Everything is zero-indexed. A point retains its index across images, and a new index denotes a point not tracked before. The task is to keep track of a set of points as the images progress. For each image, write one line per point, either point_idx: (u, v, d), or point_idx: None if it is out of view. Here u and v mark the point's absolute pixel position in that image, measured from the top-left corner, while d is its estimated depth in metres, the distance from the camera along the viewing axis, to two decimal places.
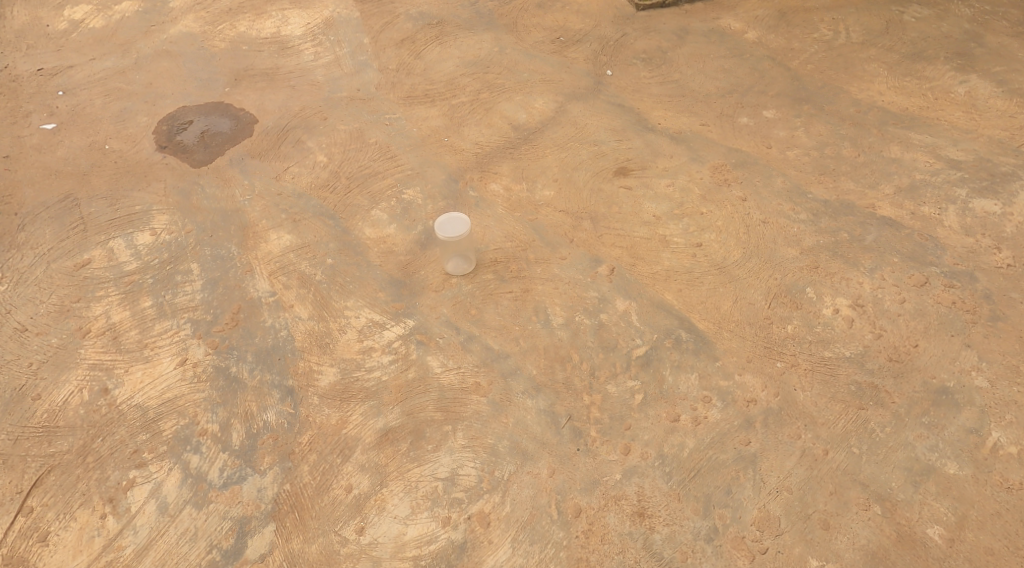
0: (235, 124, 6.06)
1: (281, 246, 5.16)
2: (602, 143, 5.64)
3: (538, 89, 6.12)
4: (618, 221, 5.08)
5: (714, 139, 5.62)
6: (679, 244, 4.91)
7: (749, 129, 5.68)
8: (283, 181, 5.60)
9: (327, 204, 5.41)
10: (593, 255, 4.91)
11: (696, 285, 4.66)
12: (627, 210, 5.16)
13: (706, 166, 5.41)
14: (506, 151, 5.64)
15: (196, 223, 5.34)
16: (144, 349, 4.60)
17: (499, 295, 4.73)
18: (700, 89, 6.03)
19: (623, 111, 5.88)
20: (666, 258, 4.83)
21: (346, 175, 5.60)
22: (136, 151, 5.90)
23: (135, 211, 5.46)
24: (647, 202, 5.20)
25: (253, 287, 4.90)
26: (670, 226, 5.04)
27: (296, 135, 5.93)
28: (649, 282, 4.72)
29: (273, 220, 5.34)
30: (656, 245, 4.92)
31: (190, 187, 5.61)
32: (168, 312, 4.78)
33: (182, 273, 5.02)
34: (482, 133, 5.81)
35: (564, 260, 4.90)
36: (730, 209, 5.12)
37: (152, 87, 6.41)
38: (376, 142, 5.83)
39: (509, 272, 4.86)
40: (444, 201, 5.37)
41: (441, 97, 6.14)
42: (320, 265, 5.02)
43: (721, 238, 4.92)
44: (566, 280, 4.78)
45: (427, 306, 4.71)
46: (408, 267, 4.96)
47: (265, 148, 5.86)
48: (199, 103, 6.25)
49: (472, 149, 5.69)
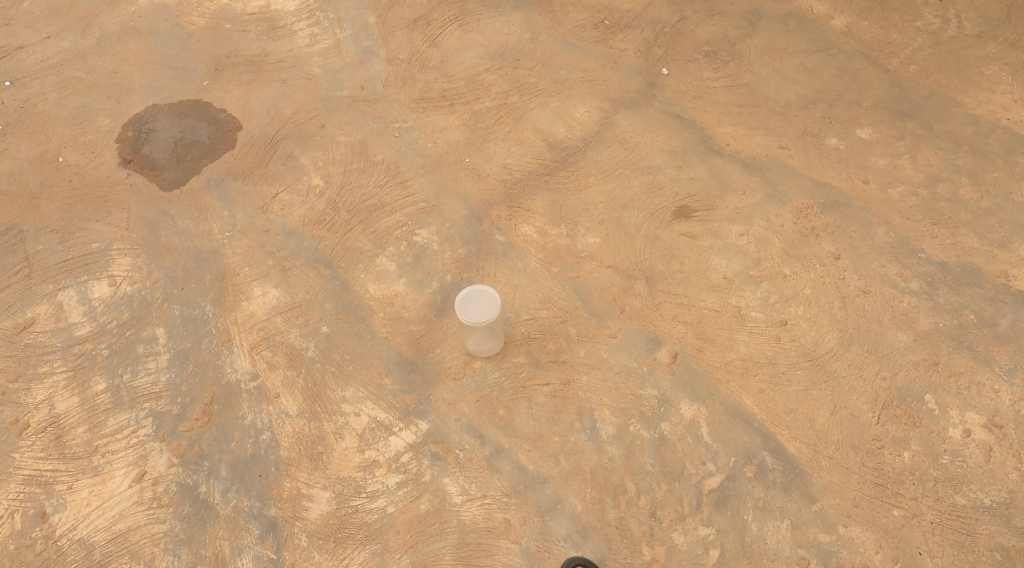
0: (214, 130, 4.99)
1: (266, 307, 4.19)
2: (659, 171, 4.61)
3: (578, 92, 5.03)
4: (680, 284, 4.17)
5: (795, 169, 4.60)
6: (757, 321, 4.00)
7: (840, 156, 4.64)
8: (270, 213, 4.59)
9: (322, 247, 4.42)
10: (650, 333, 4.00)
11: (782, 385, 3.77)
12: (690, 268, 4.23)
13: (787, 209, 4.41)
14: (541, 178, 4.62)
15: (165, 271, 4.33)
16: (93, 457, 3.74)
17: (533, 388, 3.83)
18: (778, 97, 4.93)
19: (683, 126, 4.82)
20: (742, 343, 3.93)
21: (345, 206, 4.59)
22: (95, 166, 4.85)
23: (91, 250, 4.44)
24: (714, 257, 4.26)
25: (230, 366, 3.97)
26: (745, 294, 4.11)
27: (287, 149, 4.88)
28: (722, 376, 3.82)
29: (257, 267, 4.35)
30: (728, 322, 4.01)
31: (158, 218, 4.58)
32: (125, 402, 3.85)
33: (145, 342, 4.07)
34: (511, 152, 4.76)
35: (613, 338, 3.98)
36: (817, 271, 4.17)
37: (116, 76, 5.30)
38: (383, 160, 4.79)
39: (545, 354, 3.94)
40: (464, 247, 4.38)
41: (462, 100, 5.07)
42: (313, 335, 4.07)
43: (810, 314, 3.99)
44: (616, 367, 3.88)
45: (444, 402, 3.80)
46: (420, 345, 4.02)
47: (250, 165, 4.80)
48: (171, 101, 5.16)
49: (499, 174, 4.66)
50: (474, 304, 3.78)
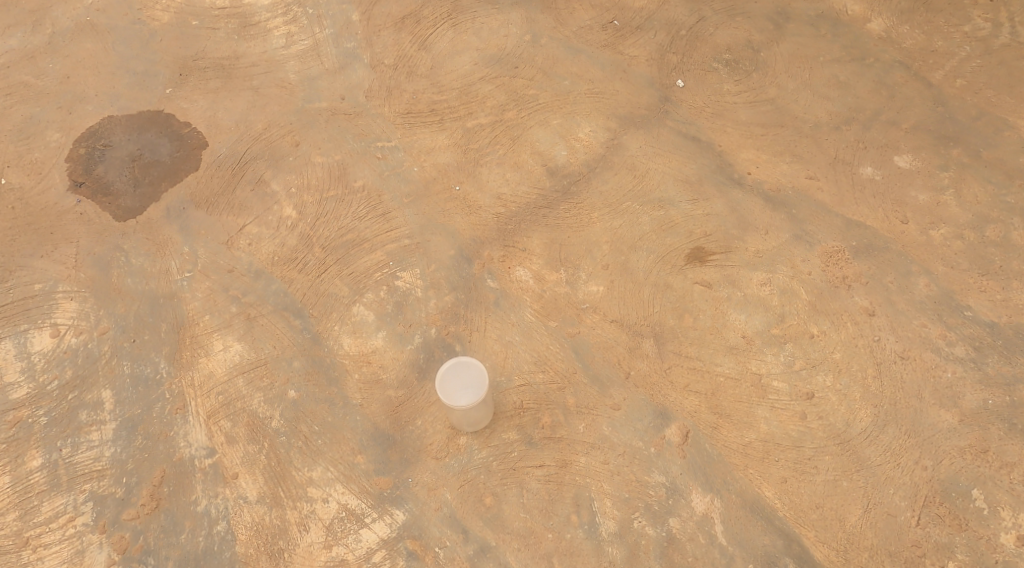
0: (176, 148, 4.31)
1: (226, 366, 3.72)
2: (671, 206, 4.11)
3: (583, 107, 4.46)
4: (693, 344, 3.72)
5: (825, 204, 4.08)
6: (779, 393, 3.59)
7: (875, 189, 4.11)
8: (236, 251, 4.03)
9: (293, 291, 3.92)
10: (659, 404, 3.59)
11: (807, 476, 3.44)
12: (705, 324, 3.76)
13: (816, 253, 3.91)
14: (539, 211, 4.11)
15: (115, 319, 3.84)
16: (24, 551, 3.40)
17: (526, 471, 3.47)
18: (806, 117, 4.37)
19: (699, 150, 4.28)
20: (763, 420, 3.54)
21: (319, 243, 4.05)
22: (42, 190, 4.22)
23: (33, 293, 3.92)
24: (732, 311, 3.79)
25: (183, 438, 3.57)
26: (766, 357, 3.67)
27: (257, 171, 4.25)
28: (741, 461, 3.46)
29: (220, 316, 3.84)
30: (747, 394, 3.59)
31: (110, 255, 4.02)
32: (62, 483, 3.50)
33: (89, 407, 3.65)
34: (506, 179, 4.23)
35: (616, 411, 3.58)
36: (849, 330, 3.71)
37: (69, 81, 4.56)
38: (364, 186, 4.21)
39: (539, 430, 3.55)
40: (451, 294, 3.88)
41: (453, 116, 4.46)
42: (279, 402, 3.63)
43: (839, 385, 3.59)
44: (619, 448, 3.51)
45: (424, 488, 3.45)
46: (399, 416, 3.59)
47: (215, 192, 4.18)
48: (129, 109, 4.45)
49: (494, 207, 4.14)
50: (461, 371, 3.49)
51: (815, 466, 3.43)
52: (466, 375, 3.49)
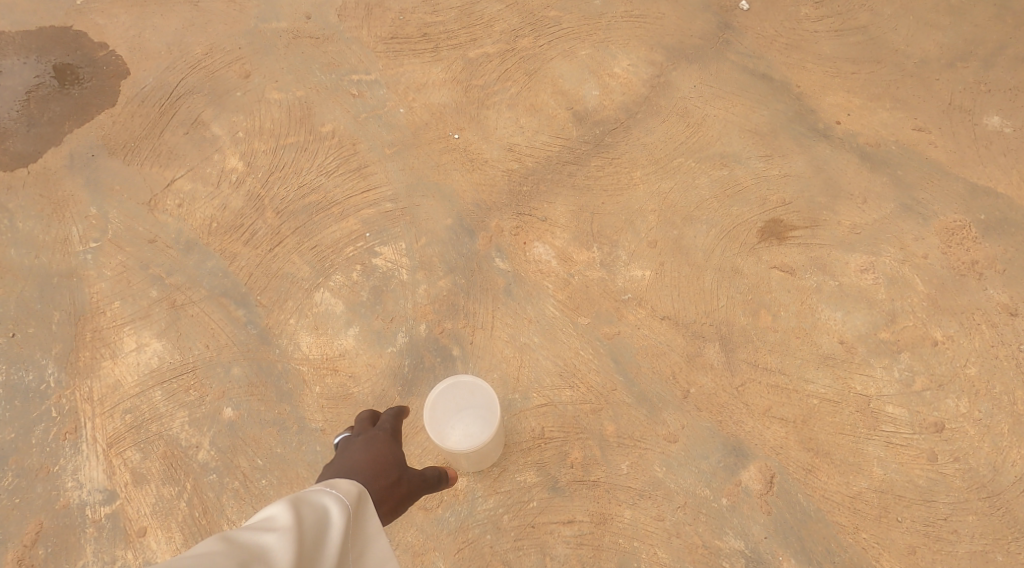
0: (87, 76, 3.23)
1: (138, 372, 2.77)
2: (737, 163, 3.13)
3: (619, 34, 3.43)
4: (776, 350, 2.81)
5: (939, 164, 3.09)
6: (897, 424, 2.71)
7: (1006, 146, 3.12)
8: (160, 213, 2.99)
9: (235, 271, 2.92)
10: (731, 435, 2.72)
11: (943, 545, 2.59)
12: (790, 325, 2.84)
13: (933, 230, 2.96)
14: (563, 168, 3.13)
15: None
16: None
17: (549, 530, 2.65)
18: (910, 52, 3.32)
19: (772, 92, 3.26)
20: (877, 461, 2.67)
21: (271, 205, 3.04)
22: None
23: None
24: (825, 306, 2.86)
25: (72, 475, 2.65)
26: (876, 372, 2.77)
27: (193, 110, 3.20)
28: (850, 520, 2.61)
29: (135, 304, 2.85)
30: (853, 423, 2.72)
31: None
32: None
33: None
34: (520, 126, 3.24)
35: (672, 445, 2.71)
36: (984, 335, 2.82)
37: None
38: (334, 132, 3.19)
39: (567, 470, 2.70)
40: (447, 277, 2.93)
41: (452, 43, 3.42)
42: (210, 425, 2.71)
43: (979, 414, 2.72)
44: (678, 498, 2.66)
45: (408, 552, 2.62)
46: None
47: (136, 135, 3.13)
48: (25, 22, 3.33)
49: (505, 162, 3.15)
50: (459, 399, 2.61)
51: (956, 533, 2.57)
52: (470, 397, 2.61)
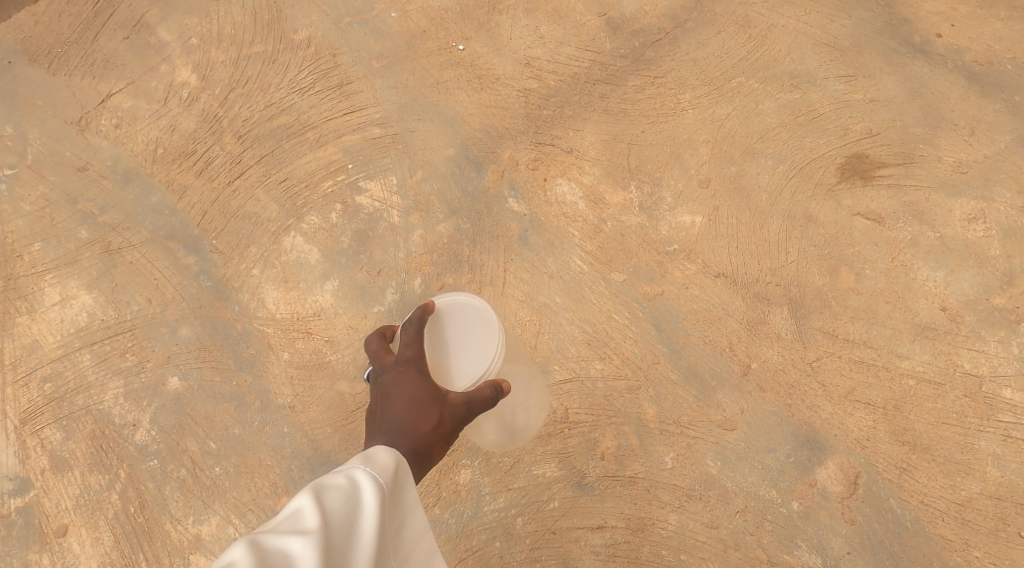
0: None
1: (62, 331, 2.20)
2: (811, 85, 2.58)
3: None
4: (864, 315, 2.25)
5: None
6: (1017, 413, 2.16)
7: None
8: (91, 137, 2.36)
9: (185, 210, 2.31)
10: (803, 426, 2.17)
11: None
12: (881, 285, 2.27)
13: None
14: (593, 88, 2.53)
15: None
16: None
17: (573, 537, 2.12)
18: None
19: None
20: (993, 461, 2.13)
21: (230, 128, 2.40)
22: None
23: None
24: (925, 264, 2.30)
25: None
26: (988, 348, 2.21)
27: (133, 10, 2.51)
28: (956, 534, 2.09)
29: (59, 249, 2.26)
30: (959, 412, 2.16)
31: None
32: None
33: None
34: (540, 35, 2.60)
35: (728, 434, 2.17)
36: None
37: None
38: (308, 41, 2.53)
39: (594, 461, 2.17)
40: (449, 222, 2.34)
41: None
42: (151, 398, 2.17)
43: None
44: (737, 502, 2.13)
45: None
46: (354, 437, 2.14)
47: (63, 37, 2.45)
48: None
49: (521, 78, 2.54)
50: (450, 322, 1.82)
51: None
52: (464, 323, 1.83)
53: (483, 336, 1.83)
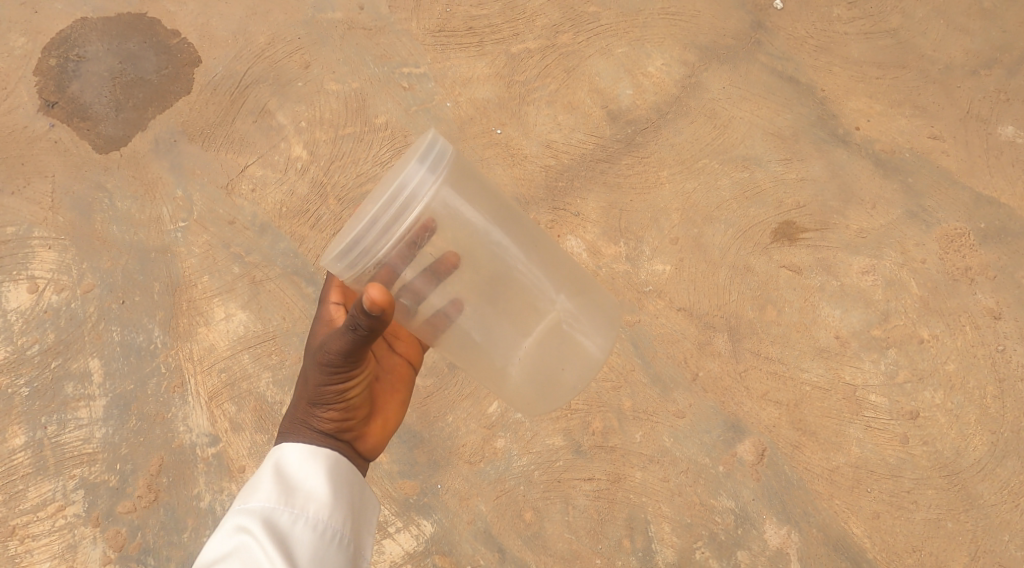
0: (165, 64, 3.41)
1: (233, 335, 3.04)
2: (758, 166, 3.55)
3: (655, 32, 3.74)
4: (778, 342, 3.31)
5: (949, 174, 3.64)
6: (876, 410, 3.27)
7: (1015, 156, 3.69)
8: (237, 197, 3.23)
9: (305, 252, 3.17)
10: (733, 416, 3.19)
11: (901, 511, 3.14)
12: (794, 320, 3.35)
13: (933, 238, 3.52)
14: (596, 165, 3.46)
15: (101, 275, 3.11)
16: (11, 539, 2.84)
17: (572, 485, 3.04)
18: (931, 58, 3.87)
19: (798, 95, 3.71)
20: (856, 441, 3.22)
21: (333, 192, 3.27)
22: (10, 110, 3.33)
23: (5, 240, 3.16)
24: (826, 306, 3.39)
25: (183, 421, 2.95)
26: (864, 365, 3.33)
27: (259, 100, 3.40)
28: (826, 489, 3.15)
29: (222, 277, 3.11)
30: (838, 409, 3.25)
31: (92, 194, 3.22)
32: (49, 467, 2.90)
33: (74, 380, 3.00)
34: (558, 123, 3.53)
35: (680, 420, 3.16)
36: (966, 336, 3.39)
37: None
38: (387, 124, 3.41)
39: (589, 436, 3.10)
40: None
41: (496, 38, 3.65)
42: (289, 385, 2.98)
43: (951, 405, 3.28)
44: (682, 464, 3.11)
45: (454, 497, 3.01)
46: (428, 413, 3.09)
47: (211, 122, 3.34)
48: (108, 11, 3.48)
49: (542, 156, 3.46)
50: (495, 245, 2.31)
51: (916, 503, 3.13)
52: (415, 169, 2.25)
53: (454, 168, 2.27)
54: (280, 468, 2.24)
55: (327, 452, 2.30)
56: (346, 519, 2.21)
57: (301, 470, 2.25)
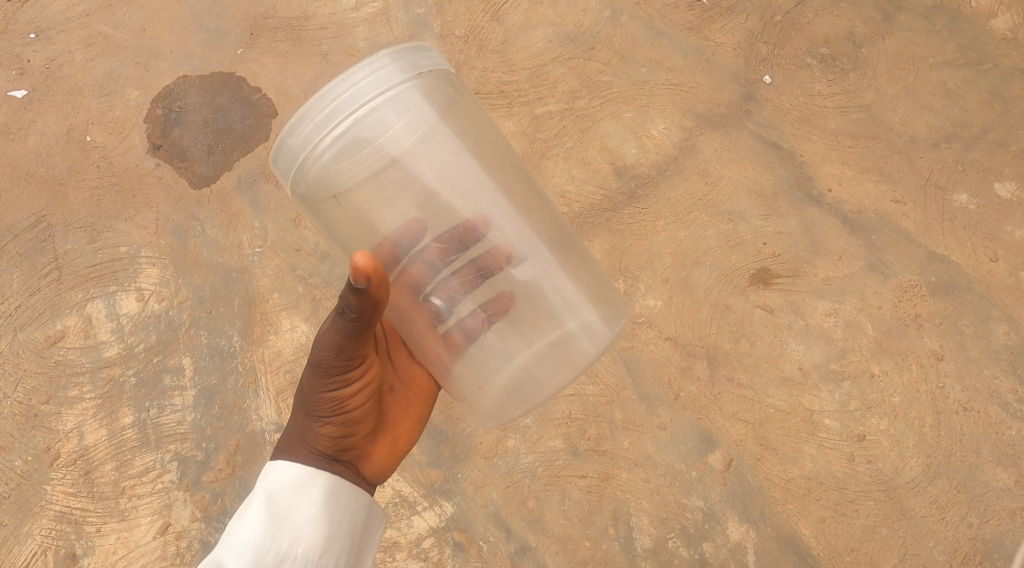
0: (249, 116, 4.09)
1: (296, 344, 3.68)
2: (741, 220, 4.19)
3: (659, 100, 4.39)
4: (747, 372, 3.96)
5: (908, 233, 4.25)
6: (829, 431, 3.93)
7: (966, 220, 4.28)
8: (304, 229, 3.87)
9: None
10: (706, 430, 3.86)
11: (843, 517, 3.82)
12: (763, 352, 4.00)
13: (889, 288, 4.15)
14: (602, 214, 4.11)
15: (193, 288, 3.79)
16: (120, 498, 3.51)
17: (568, 480, 3.70)
18: (899, 130, 4.45)
19: (780, 159, 4.33)
20: (810, 457, 3.89)
21: None
22: (124, 150, 4.04)
23: (118, 256, 3.85)
24: (793, 342, 4.03)
25: (254, 412, 3.60)
26: (821, 393, 3.98)
27: None
28: (781, 495, 3.81)
29: (288, 295, 3.76)
30: (796, 428, 3.92)
31: (187, 221, 3.91)
32: (151, 441, 3.57)
33: (171, 372, 3.67)
34: (572, 176, 4.19)
35: (662, 431, 3.82)
36: (912, 373, 4.03)
37: (145, 35, 4.29)
38: None
39: (585, 440, 3.76)
40: None
41: (522, 100, 4.36)
42: None
43: (894, 431, 3.94)
44: (661, 468, 3.78)
45: (472, 485, 3.66)
46: (452, 416, 3.76)
47: None
48: (204, 72, 4.20)
49: (557, 204, 4.13)
50: (477, 195, 2.73)
51: (856, 510, 3.81)
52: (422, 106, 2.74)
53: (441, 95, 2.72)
54: (273, 502, 2.70)
55: (315, 493, 2.74)
56: (328, 557, 2.69)
57: (293, 506, 2.71)
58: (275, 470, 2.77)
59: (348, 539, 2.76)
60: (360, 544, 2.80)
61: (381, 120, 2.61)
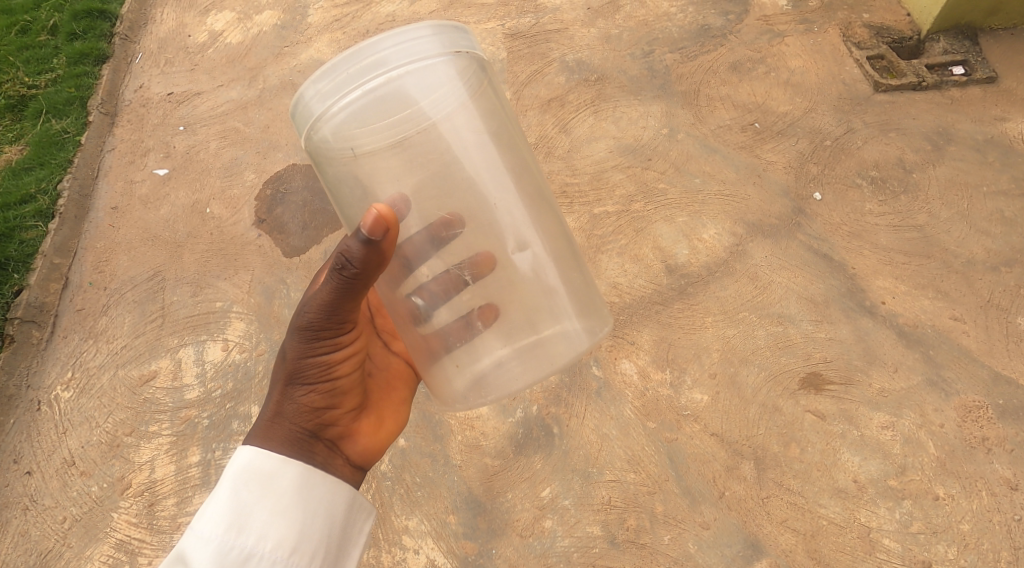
0: None
1: None
2: (791, 323, 4.13)
3: (710, 208, 4.49)
4: (796, 477, 3.78)
5: (968, 351, 4.06)
6: (889, 553, 3.67)
7: None
8: None
9: None
10: (750, 535, 3.69)
11: None
12: (813, 459, 3.82)
13: (951, 406, 3.91)
14: (652, 306, 4.17)
15: (273, 344, 4.18)
16: (174, 534, 3.85)
17: None
18: (955, 250, 4.35)
19: (829, 270, 4.29)
20: None
21: None
22: (234, 222, 4.58)
23: (213, 310, 4.32)
24: (845, 452, 3.84)
25: None
26: (879, 510, 3.74)
27: None
28: None
29: None
30: (852, 545, 3.68)
31: (275, 285, 4.35)
32: (212, 481, 3.91)
33: (240, 419, 4.02)
34: (625, 271, 4.30)
35: (704, 531, 3.69)
36: (983, 500, 3.74)
37: (269, 131, 4.88)
38: None
39: (624, 531, 3.69)
40: (556, 375, 3.99)
41: (582, 200, 4.55)
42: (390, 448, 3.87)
43: (964, 562, 3.65)
44: None
45: (505, 562, 3.66)
46: (494, 488, 3.77)
47: None
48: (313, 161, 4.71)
49: (608, 295, 4.22)
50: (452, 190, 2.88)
51: None
52: None
53: (473, 69, 2.89)
54: (240, 492, 2.78)
55: (286, 489, 2.82)
56: (299, 553, 2.77)
57: (259, 500, 2.78)
58: (250, 454, 2.85)
59: (321, 533, 2.83)
60: (337, 536, 2.87)
61: (406, 88, 2.77)
